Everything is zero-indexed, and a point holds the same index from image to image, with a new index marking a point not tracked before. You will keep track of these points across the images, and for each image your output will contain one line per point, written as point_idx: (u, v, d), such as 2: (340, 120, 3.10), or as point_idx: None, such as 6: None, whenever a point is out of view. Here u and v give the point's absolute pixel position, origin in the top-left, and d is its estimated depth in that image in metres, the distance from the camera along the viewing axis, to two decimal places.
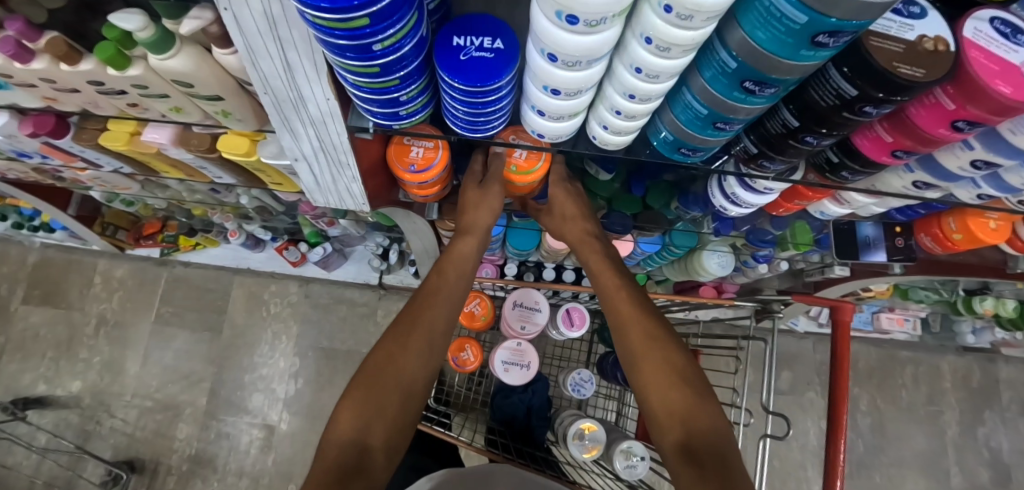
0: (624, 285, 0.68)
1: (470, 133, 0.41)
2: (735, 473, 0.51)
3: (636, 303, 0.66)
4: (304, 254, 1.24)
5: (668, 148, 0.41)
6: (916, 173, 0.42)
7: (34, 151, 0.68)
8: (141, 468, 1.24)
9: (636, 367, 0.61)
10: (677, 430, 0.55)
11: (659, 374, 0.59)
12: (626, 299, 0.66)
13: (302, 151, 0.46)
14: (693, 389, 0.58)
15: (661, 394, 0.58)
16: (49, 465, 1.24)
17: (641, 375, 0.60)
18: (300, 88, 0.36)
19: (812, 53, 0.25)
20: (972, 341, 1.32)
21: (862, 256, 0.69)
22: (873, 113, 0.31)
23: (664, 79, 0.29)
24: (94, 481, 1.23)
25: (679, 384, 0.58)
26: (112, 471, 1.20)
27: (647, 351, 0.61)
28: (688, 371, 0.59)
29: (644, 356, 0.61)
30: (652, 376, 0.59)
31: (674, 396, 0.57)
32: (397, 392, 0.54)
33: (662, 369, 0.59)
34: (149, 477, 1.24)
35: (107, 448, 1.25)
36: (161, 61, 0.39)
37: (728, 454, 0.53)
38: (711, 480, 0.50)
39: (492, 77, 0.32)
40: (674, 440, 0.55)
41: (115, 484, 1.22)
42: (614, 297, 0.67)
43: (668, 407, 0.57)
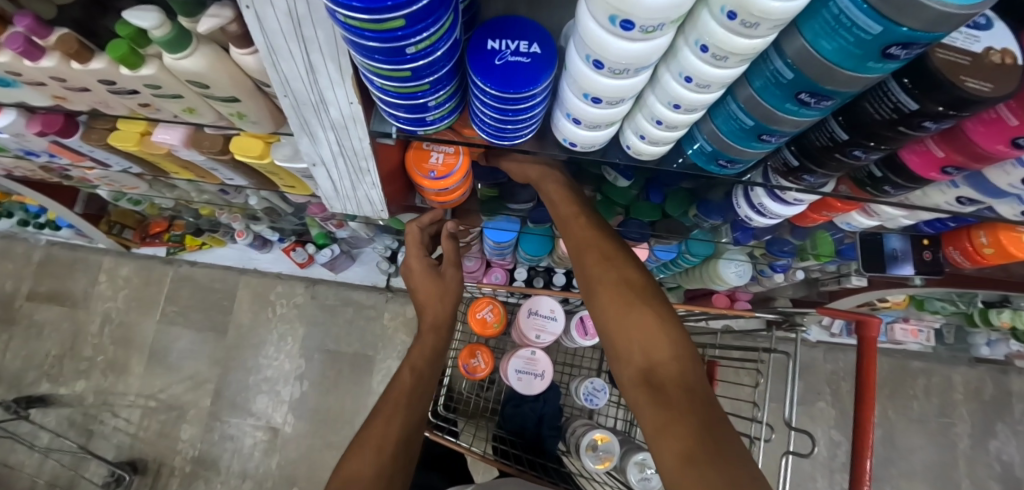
0: (582, 209, 0.59)
1: (498, 141, 0.39)
2: (704, 397, 0.44)
3: (593, 226, 0.58)
4: (311, 255, 1.22)
5: (704, 159, 0.39)
6: (961, 188, 0.41)
7: (42, 150, 0.67)
8: (143, 469, 1.23)
9: (594, 293, 0.55)
10: (637, 353, 0.49)
11: (616, 297, 0.53)
12: (582, 220, 0.58)
13: (321, 156, 0.45)
14: (655, 309, 0.51)
15: (619, 317, 0.51)
16: (51, 465, 1.23)
17: (598, 298, 0.54)
18: (322, 91, 0.35)
19: (878, 65, 0.23)
20: (986, 353, 1.29)
21: (888, 269, 0.68)
22: (931, 127, 0.30)
23: (714, 89, 0.28)
24: (97, 482, 1.22)
25: (638, 304, 0.52)
26: (114, 472, 1.19)
27: (604, 274, 0.55)
28: (649, 292, 0.53)
29: (600, 280, 0.55)
30: (609, 298, 0.53)
31: (633, 318, 0.51)
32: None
33: (621, 291, 0.53)
34: (152, 479, 1.23)
35: (110, 448, 1.24)
36: (176, 60, 0.37)
37: (695, 376, 0.46)
38: (675, 407, 0.43)
39: (528, 83, 0.30)
40: (635, 367, 0.48)
41: (118, 485, 1.21)
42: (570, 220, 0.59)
43: (628, 333, 0.50)
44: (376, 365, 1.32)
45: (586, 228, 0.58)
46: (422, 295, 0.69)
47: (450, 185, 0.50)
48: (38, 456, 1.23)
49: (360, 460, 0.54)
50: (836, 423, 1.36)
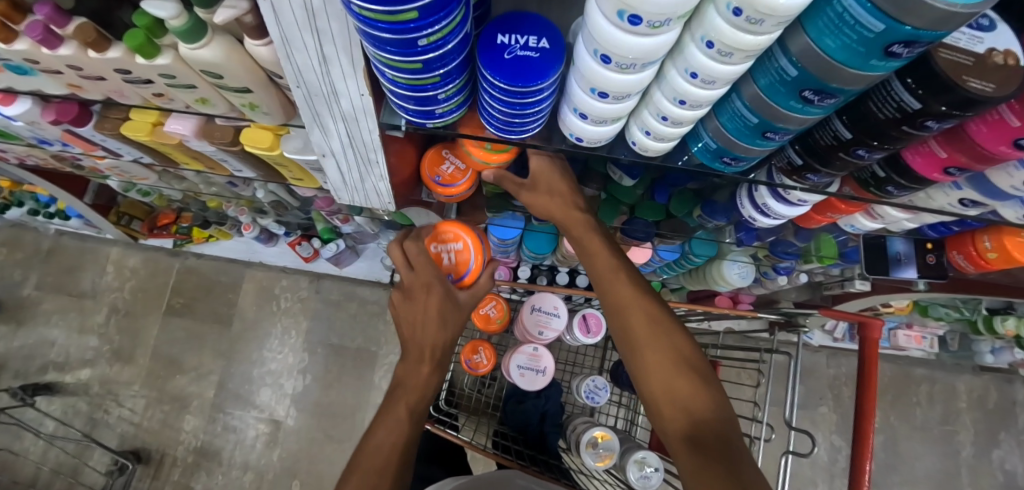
0: (622, 263, 0.56)
1: (506, 135, 0.40)
2: (745, 461, 0.43)
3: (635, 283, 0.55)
4: (316, 250, 1.23)
5: (709, 156, 0.40)
6: (964, 191, 0.40)
7: (55, 138, 0.68)
8: (146, 459, 1.24)
9: (635, 353, 0.52)
10: (679, 414, 0.48)
11: (659, 359, 0.50)
12: (624, 278, 0.55)
13: (331, 147, 0.45)
14: (698, 374, 0.50)
15: (663, 379, 0.50)
16: (56, 452, 1.24)
17: (641, 359, 0.51)
18: (334, 82, 0.35)
19: (882, 63, 0.24)
20: (991, 361, 1.27)
21: (892, 272, 0.68)
22: (935, 127, 0.30)
23: (720, 85, 0.28)
24: (101, 470, 1.23)
25: (683, 368, 0.50)
26: (119, 460, 1.20)
27: (649, 335, 0.52)
28: (693, 357, 0.51)
29: (643, 337, 0.52)
30: (652, 360, 0.50)
31: (676, 380, 0.49)
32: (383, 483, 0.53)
33: (666, 354, 0.51)
34: (155, 468, 1.24)
35: (113, 437, 1.25)
36: (192, 50, 0.38)
37: (737, 440, 0.45)
38: (721, 470, 0.42)
39: (536, 78, 0.31)
40: (678, 429, 0.47)
41: (121, 474, 1.22)
42: (611, 278, 0.55)
43: (671, 397, 0.49)
44: (379, 360, 1.33)
45: (626, 284, 0.54)
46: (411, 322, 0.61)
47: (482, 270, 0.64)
48: (42, 443, 1.25)
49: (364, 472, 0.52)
50: (837, 428, 1.36)
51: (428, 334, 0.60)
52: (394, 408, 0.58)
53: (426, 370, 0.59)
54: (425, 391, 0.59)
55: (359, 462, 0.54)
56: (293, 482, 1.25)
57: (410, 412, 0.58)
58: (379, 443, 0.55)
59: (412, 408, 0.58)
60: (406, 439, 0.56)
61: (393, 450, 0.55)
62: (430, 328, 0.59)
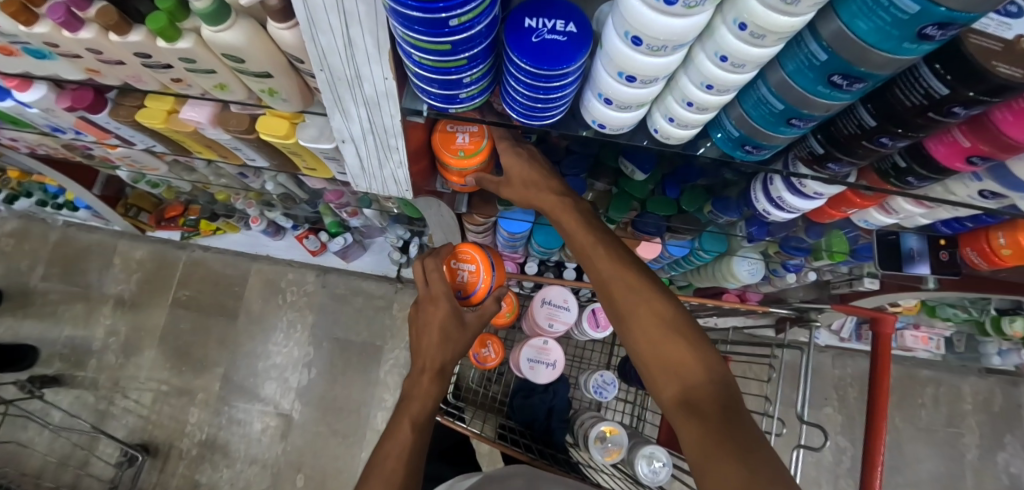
0: (601, 237, 0.54)
1: (528, 120, 0.40)
2: (742, 419, 0.41)
3: (616, 255, 0.53)
4: (323, 243, 1.23)
5: (731, 145, 0.40)
6: (984, 182, 0.40)
7: (69, 126, 0.68)
8: (155, 451, 1.25)
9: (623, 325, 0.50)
10: (670, 380, 0.46)
11: (646, 330, 0.49)
12: (604, 253, 0.53)
13: (351, 133, 0.45)
14: (688, 340, 0.47)
15: (652, 349, 0.48)
16: (64, 443, 1.24)
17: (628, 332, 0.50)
18: (358, 66, 0.35)
19: (915, 46, 0.24)
20: (997, 363, 1.27)
21: (904, 268, 0.67)
22: (962, 114, 0.29)
23: (749, 69, 0.28)
24: (109, 460, 1.24)
25: (672, 336, 0.48)
26: (129, 451, 1.21)
27: (632, 305, 0.50)
28: (682, 322, 0.49)
29: (629, 310, 0.50)
30: (639, 331, 0.49)
31: (664, 348, 0.48)
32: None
33: (653, 323, 0.49)
34: (162, 460, 1.24)
35: (123, 428, 1.25)
36: (215, 33, 0.38)
37: (734, 400, 0.43)
38: (714, 431, 0.40)
39: (563, 61, 0.31)
40: (671, 396, 0.46)
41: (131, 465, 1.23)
42: (590, 254, 0.53)
43: (664, 365, 0.47)
44: (383, 355, 1.33)
45: (604, 257, 0.52)
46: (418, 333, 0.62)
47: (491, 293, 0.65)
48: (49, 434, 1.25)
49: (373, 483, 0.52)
50: (843, 429, 1.35)
51: (432, 347, 0.61)
52: (400, 426, 0.58)
53: (426, 381, 0.60)
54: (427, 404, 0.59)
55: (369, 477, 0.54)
56: (298, 476, 1.25)
57: (413, 424, 0.58)
58: (388, 454, 0.55)
59: (415, 422, 0.58)
60: (412, 449, 0.56)
61: (398, 463, 0.54)
62: (433, 341, 0.60)
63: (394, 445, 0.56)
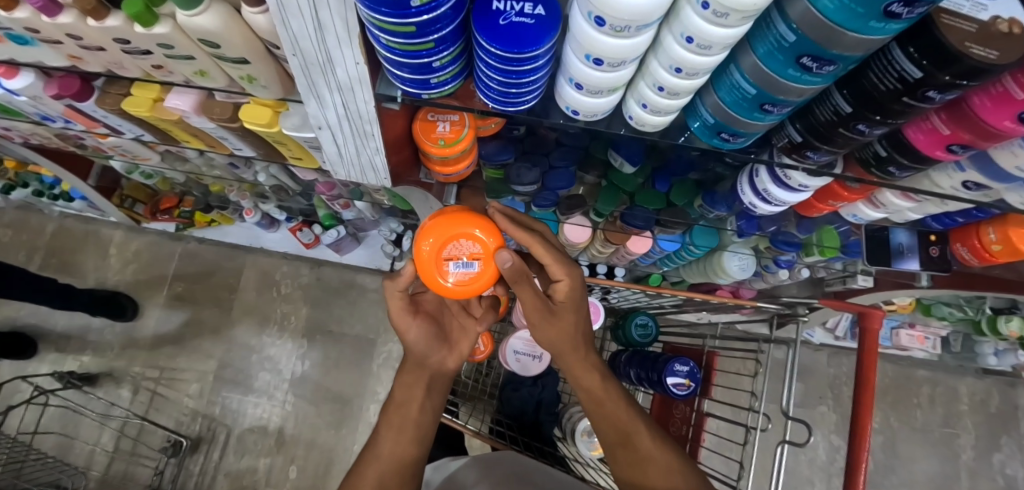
0: (609, 384, 0.60)
1: (502, 107, 0.39)
2: None
3: (624, 403, 0.59)
4: (317, 236, 1.23)
5: (707, 132, 0.39)
6: (967, 173, 0.39)
7: (58, 115, 0.68)
8: (198, 444, 1.26)
9: (641, 471, 0.55)
10: None
11: (660, 475, 0.54)
12: (616, 402, 0.59)
13: (327, 119, 0.45)
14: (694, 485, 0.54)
15: None
16: (99, 441, 1.25)
17: (646, 477, 0.55)
18: (329, 50, 0.35)
19: (882, 25, 0.23)
20: (993, 364, 1.25)
21: (894, 264, 0.67)
22: (936, 99, 0.29)
23: (716, 51, 0.27)
24: (154, 449, 1.25)
25: (681, 480, 0.54)
26: (172, 438, 1.22)
27: (648, 451, 0.56)
28: (686, 470, 0.56)
29: (637, 444, 0.56)
30: (656, 477, 0.54)
31: None
32: (375, 475, 0.53)
33: (667, 471, 0.55)
34: (207, 449, 1.26)
35: (165, 421, 1.27)
36: (189, 17, 0.37)
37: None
38: None
39: (531, 44, 0.30)
40: None
41: (175, 452, 1.24)
42: (604, 401, 0.59)
43: None
44: (377, 348, 1.34)
45: (619, 403, 0.59)
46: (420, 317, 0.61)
47: (448, 278, 0.55)
48: (92, 425, 1.26)
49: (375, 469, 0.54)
50: (837, 427, 1.35)
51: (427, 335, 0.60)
52: (389, 417, 0.58)
53: (415, 369, 0.60)
54: (418, 402, 0.58)
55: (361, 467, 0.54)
56: (290, 467, 1.26)
57: (403, 417, 0.57)
58: (379, 455, 0.55)
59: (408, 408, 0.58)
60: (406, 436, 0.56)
61: (394, 460, 0.54)
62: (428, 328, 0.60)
63: (386, 442, 0.56)
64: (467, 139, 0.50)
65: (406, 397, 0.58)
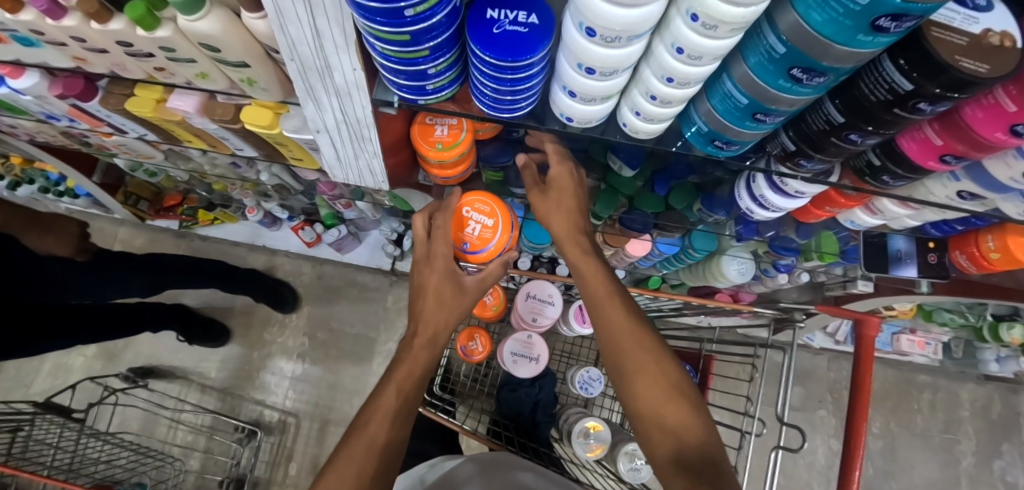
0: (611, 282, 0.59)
1: (498, 113, 0.40)
2: (728, 479, 0.45)
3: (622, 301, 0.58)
4: (319, 235, 1.23)
5: (701, 140, 0.40)
6: (962, 182, 0.39)
7: (62, 114, 0.69)
8: (271, 431, 1.29)
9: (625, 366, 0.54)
10: (663, 434, 0.49)
11: (644, 375, 0.52)
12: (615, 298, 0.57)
13: (325, 123, 0.46)
14: (684, 398, 0.51)
15: (652, 397, 0.51)
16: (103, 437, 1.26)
17: (630, 372, 0.53)
18: (327, 56, 0.35)
19: (869, 39, 0.23)
20: (995, 370, 1.25)
21: (892, 270, 0.66)
22: (928, 111, 0.29)
23: (707, 62, 0.28)
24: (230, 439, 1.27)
25: (668, 388, 0.52)
26: (247, 427, 1.25)
27: (637, 351, 0.54)
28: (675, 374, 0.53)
29: (622, 337, 0.55)
30: (642, 375, 0.52)
31: (664, 399, 0.51)
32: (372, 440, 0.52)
33: (653, 371, 0.53)
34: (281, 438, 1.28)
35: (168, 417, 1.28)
36: (191, 22, 0.38)
37: (724, 465, 0.47)
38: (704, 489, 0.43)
39: (524, 52, 0.31)
40: (665, 452, 0.48)
41: (250, 440, 1.27)
42: (601, 296, 0.58)
43: (659, 409, 0.50)
44: (377, 348, 1.35)
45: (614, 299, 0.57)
46: (424, 285, 0.62)
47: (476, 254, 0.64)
48: (164, 422, 1.28)
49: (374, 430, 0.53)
50: (836, 432, 1.35)
51: (435, 310, 0.61)
52: (387, 387, 0.57)
53: (417, 345, 0.60)
54: (425, 372, 0.59)
55: (354, 434, 0.53)
56: (291, 464, 1.27)
57: (400, 390, 0.56)
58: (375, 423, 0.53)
59: (402, 386, 0.57)
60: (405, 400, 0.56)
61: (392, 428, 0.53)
62: (430, 304, 0.61)
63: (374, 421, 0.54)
64: (466, 141, 0.50)
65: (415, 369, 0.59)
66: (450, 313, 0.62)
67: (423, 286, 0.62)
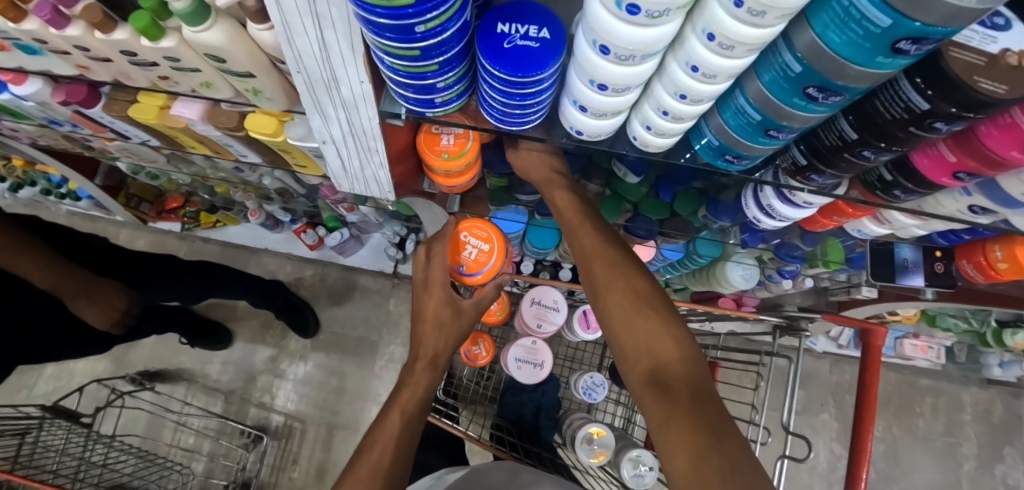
0: (589, 218, 0.57)
1: (506, 125, 0.40)
2: (709, 396, 0.41)
3: (601, 236, 0.56)
4: (321, 238, 1.21)
5: (711, 154, 0.39)
6: (973, 197, 0.39)
7: (65, 119, 0.69)
8: (278, 435, 1.28)
9: (600, 297, 0.52)
10: (642, 355, 0.46)
11: (618, 300, 0.50)
12: (590, 233, 0.56)
13: (331, 134, 0.45)
14: (662, 317, 0.48)
15: (626, 321, 0.48)
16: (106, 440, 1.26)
17: (605, 302, 0.51)
18: (334, 69, 0.35)
19: (888, 60, 0.23)
20: (998, 374, 1.24)
21: (899, 279, 0.66)
22: (943, 129, 0.29)
23: (721, 80, 0.27)
24: (239, 444, 1.27)
25: (645, 310, 0.48)
26: (254, 432, 1.25)
27: (611, 279, 0.52)
28: (655, 297, 0.50)
29: (595, 265, 0.53)
30: (616, 302, 0.50)
31: (639, 321, 0.48)
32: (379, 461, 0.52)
33: (627, 296, 0.50)
34: (288, 443, 1.28)
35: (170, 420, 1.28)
36: (196, 33, 0.38)
37: (703, 379, 0.43)
38: (675, 406, 0.40)
39: (536, 68, 0.30)
40: (640, 372, 0.45)
41: (256, 445, 1.27)
42: (576, 230, 0.57)
43: (633, 330, 0.47)
44: (379, 350, 1.35)
45: (590, 233, 0.56)
46: (422, 311, 0.63)
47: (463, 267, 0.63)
48: (170, 425, 1.28)
49: (378, 454, 0.53)
50: (838, 436, 1.35)
51: (432, 335, 0.62)
52: (390, 414, 0.58)
53: (418, 369, 0.61)
54: (426, 395, 0.60)
55: (358, 460, 0.53)
56: (293, 467, 1.27)
57: (403, 413, 0.58)
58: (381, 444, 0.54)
59: (405, 410, 0.58)
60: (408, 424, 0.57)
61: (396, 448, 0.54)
62: (428, 328, 0.62)
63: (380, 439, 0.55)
64: (473, 149, 0.50)
65: (416, 391, 0.60)
66: (449, 337, 0.63)
67: (421, 311, 0.62)
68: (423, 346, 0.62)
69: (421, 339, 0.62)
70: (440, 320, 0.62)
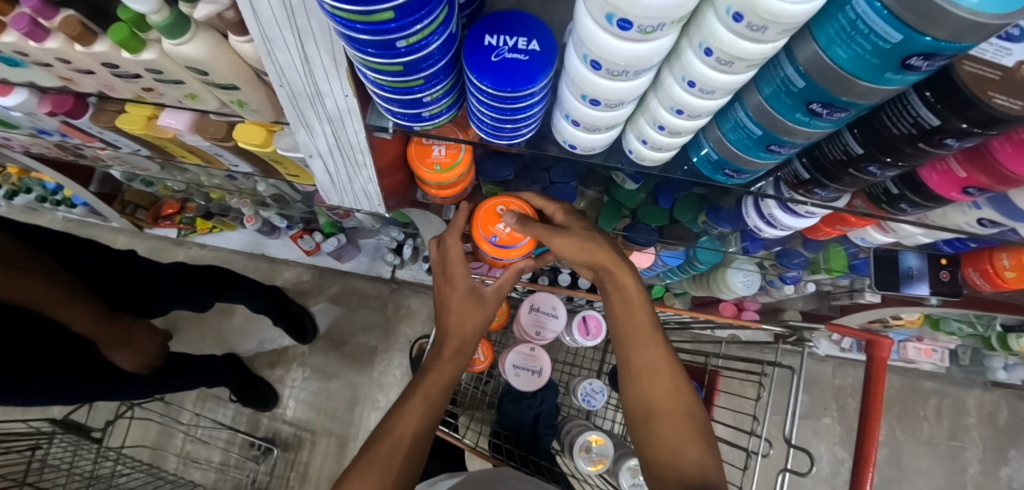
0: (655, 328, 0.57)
1: (495, 139, 0.38)
2: None
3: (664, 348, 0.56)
4: (317, 244, 1.19)
5: (710, 167, 0.38)
6: (983, 210, 0.38)
7: (54, 129, 0.67)
8: (286, 446, 1.28)
9: (651, 414, 0.52)
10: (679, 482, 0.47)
11: (670, 424, 0.51)
12: (655, 341, 0.56)
13: (318, 147, 0.44)
14: (703, 445, 0.49)
15: (671, 447, 0.50)
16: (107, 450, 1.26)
17: (657, 419, 0.52)
18: (317, 82, 0.34)
19: (897, 77, 0.22)
20: (1003, 377, 1.23)
21: (903, 288, 0.65)
22: (954, 146, 0.27)
23: (719, 95, 0.26)
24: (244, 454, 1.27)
25: (693, 438, 0.50)
26: (263, 445, 1.24)
27: (668, 398, 0.52)
28: (701, 423, 0.52)
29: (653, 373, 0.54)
30: (666, 424, 0.51)
31: (686, 448, 0.49)
32: (397, 451, 0.51)
33: (679, 420, 0.51)
34: (292, 452, 1.28)
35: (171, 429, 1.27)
36: (175, 46, 0.36)
37: None
38: None
39: (525, 82, 0.29)
40: None
41: (265, 457, 1.26)
42: (643, 337, 0.56)
43: (679, 455, 0.49)
44: (378, 356, 1.33)
45: (655, 344, 0.55)
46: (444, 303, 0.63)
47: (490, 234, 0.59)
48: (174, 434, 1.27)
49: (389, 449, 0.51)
50: (841, 440, 1.33)
51: (460, 320, 0.61)
52: (411, 399, 0.56)
53: (445, 356, 0.60)
54: (451, 383, 0.59)
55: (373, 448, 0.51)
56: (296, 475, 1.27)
57: (424, 395, 0.57)
58: (396, 435, 0.52)
59: (427, 394, 0.57)
60: (427, 423, 0.55)
61: (410, 439, 0.53)
62: (450, 318, 0.61)
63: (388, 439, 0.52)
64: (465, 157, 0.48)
65: (439, 382, 0.58)
66: (473, 325, 0.62)
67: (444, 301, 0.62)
68: (448, 334, 0.61)
69: (445, 328, 0.61)
70: (471, 305, 0.62)
